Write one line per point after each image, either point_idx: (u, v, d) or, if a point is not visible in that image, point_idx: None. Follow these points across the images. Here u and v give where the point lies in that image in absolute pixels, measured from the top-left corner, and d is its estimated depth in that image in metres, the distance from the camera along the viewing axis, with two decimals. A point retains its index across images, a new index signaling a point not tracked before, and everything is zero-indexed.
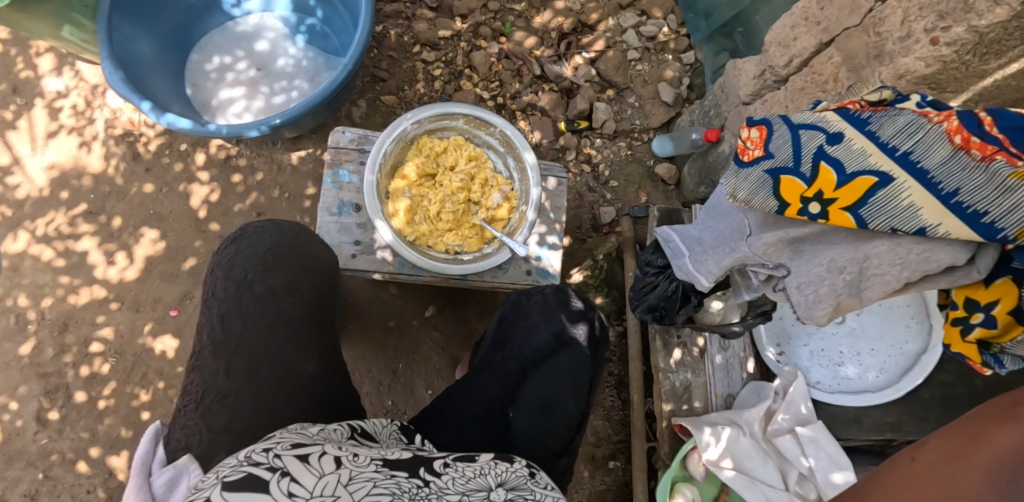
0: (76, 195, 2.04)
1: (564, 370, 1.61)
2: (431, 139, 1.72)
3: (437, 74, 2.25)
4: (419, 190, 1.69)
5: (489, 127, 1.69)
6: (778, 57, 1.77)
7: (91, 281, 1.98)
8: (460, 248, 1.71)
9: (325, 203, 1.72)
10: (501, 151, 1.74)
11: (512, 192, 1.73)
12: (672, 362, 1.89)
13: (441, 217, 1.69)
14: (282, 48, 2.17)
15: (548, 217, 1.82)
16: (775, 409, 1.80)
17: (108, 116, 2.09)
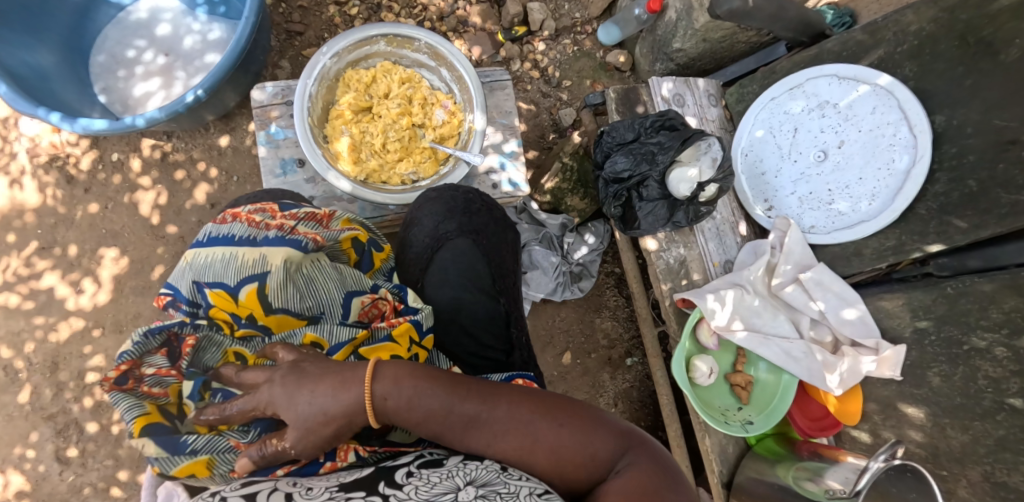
0: (23, 234, 1.96)
1: (464, 250, 1.32)
2: (356, 71, 1.56)
3: (355, 13, 2.10)
4: (357, 127, 1.54)
5: (412, 42, 1.55)
6: None
7: (66, 315, 1.93)
8: (416, 176, 1.59)
9: (266, 166, 1.60)
10: (433, 66, 1.60)
11: (455, 105, 1.60)
12: (660, 241, 1.80)
13: (388, 149, 1.56)
14: (184, 26, 2.02)
15: (500, 124, 1.72)
16: (775, 263, 1.74)
17: (28, 145, 1.97)
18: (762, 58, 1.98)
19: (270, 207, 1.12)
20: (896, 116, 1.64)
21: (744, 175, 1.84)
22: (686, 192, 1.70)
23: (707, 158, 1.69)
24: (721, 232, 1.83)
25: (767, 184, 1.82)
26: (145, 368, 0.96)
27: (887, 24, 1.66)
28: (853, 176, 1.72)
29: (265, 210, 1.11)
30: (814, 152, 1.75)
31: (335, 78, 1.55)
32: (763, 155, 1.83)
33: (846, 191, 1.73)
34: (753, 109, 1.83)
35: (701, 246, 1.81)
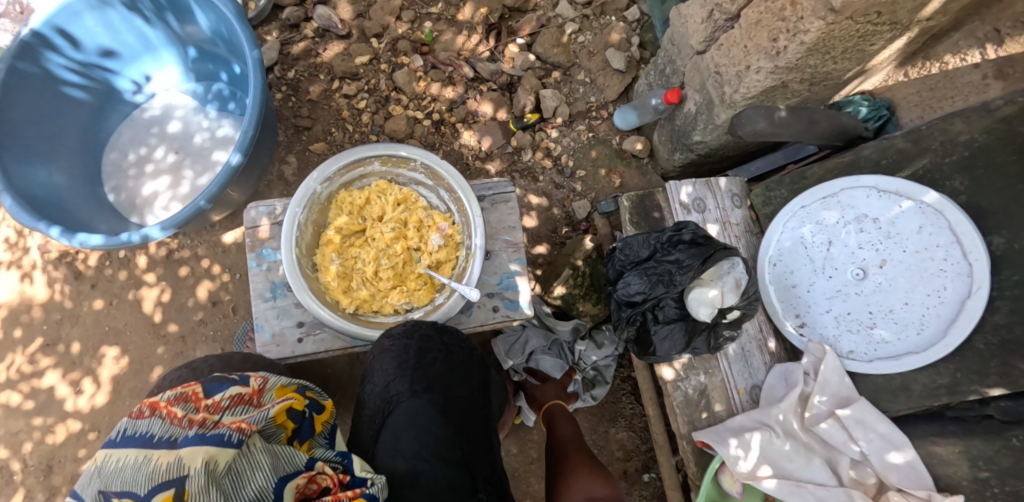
0: (29, 330, 1.95)
1: (419, 408, 1.21)
2: (349, 192, 1.49)
3: (363, 105, 2.06)
4: (349, 253, 1.48)
5: (409, 162, 1.49)
6: None
7: (65, 416, 1.90)
8: (410, 305, 1.50)
9: (256, 289, 1.55)
10: (431, 185, 1.52)
11: (454, 227, 1.51)
12: (678, 368, 1.64)
13: (380, 277, 1.48)
14: (195, 122, 2.01)
15: (502, 240, 1.63)
16: (809, 393, 1.55)
17: (41, 241, 1.98)
18: (790, 154, 1.79)
19: (193, 394, 1.08)
20: (948, 236, 1.45)
21: (772, 289, 1.65)
22: (707, 315, 1.54)
23: (730, 278, 1.55)
24: (747, 355, 1.65)
25: (801, 299, 1.63)
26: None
27: (933, 130, 1.47)
28: (898, 300, 1.52)
29: (187, 398, 1.07)
30: (853, 269, 1.56)
31: (328, 202, 1.49)
32: (793, 267, 1.64)
33: (890, 316, 1.53)
34: (781, 216, 1.65)
35: (724, 371, 1.64)
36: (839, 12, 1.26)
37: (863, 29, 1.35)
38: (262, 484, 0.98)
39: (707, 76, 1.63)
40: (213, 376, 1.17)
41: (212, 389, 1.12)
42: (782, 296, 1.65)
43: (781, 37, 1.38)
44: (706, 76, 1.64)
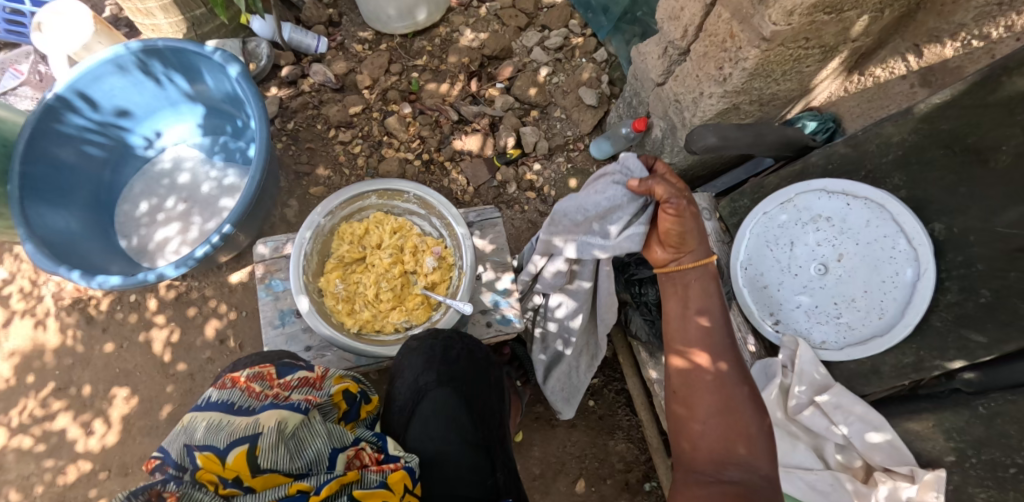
0: (41, 375, 2.03)
1: (446, 398, 1.28)
2: (349, 224, 1.53)
3: (358, 150, 2.23)
4: (351, 278, 1.53)
5: (402, 194, 1.52)
6: (673, 31, 1.67)
7: (75, 457, 1.95)
8: (410, 323, 1.53)
9: (266, 318, 1.61)
10: (424, 213, 1.56)
11: (447, 250, 1.55)
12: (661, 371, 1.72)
13: (381, 298, 1.53)
14: (203, 173, 2.17)
15: (494, 261, 1.67)
16: (789, 385, 1.62)
17: (55, 289, 2.10)
18: (751, 169, 1.98)
19: (268, 373, 1.15)
20: (892, 226, 1.58)
21: (746, 290, 1.74)
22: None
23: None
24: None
25: (773, 296, 1.72)
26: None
27: (869, 136, 1.63)
28: (858, 289, 1.63)
29: (263, 376, 1.14)
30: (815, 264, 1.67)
31: (330, 233, 1.52)
32: (763, 268, 1.74)
33: (852, 305, 1.64)
34: (747, 224, 1.76)
35: None
36: (771, 41, 1.43)
37: (796, 53, 1.54)
38: (320, 453, 1.04)
39: (668, 105, 1.82)
40: (285, 362, 1.25)
41: (283, 371, 1.19)
42: (757, 295, 1.73)
43: (725, 66, 1.56)
44: (668, 104, 1.83)
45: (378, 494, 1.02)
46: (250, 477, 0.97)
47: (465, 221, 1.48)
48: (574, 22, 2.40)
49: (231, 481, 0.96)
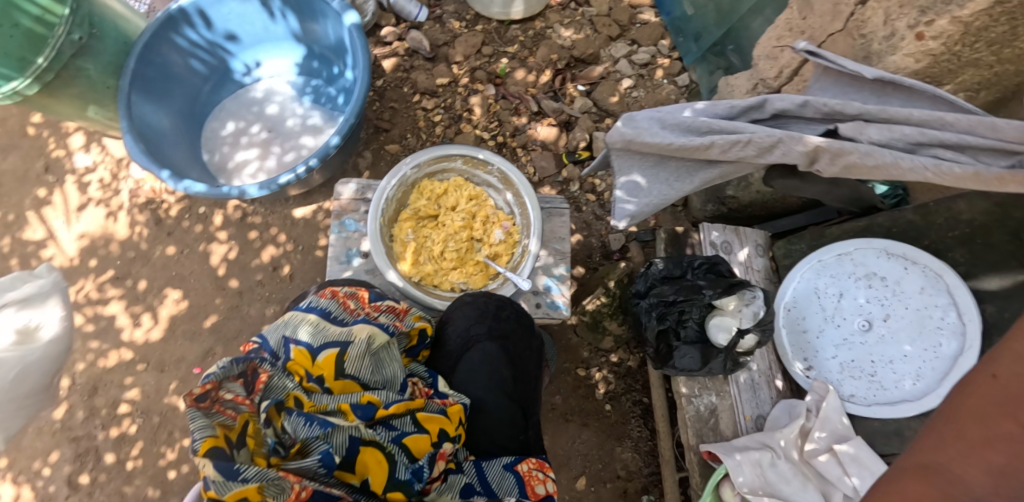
0: (104, 262, 2.16)
1: (491, 353, 1.32)
2: (431, 181, 1.62)
3: (438, 119, 2.34)
4: (422, 232, 1.60)
5: (485, 165, 1.57)
6: (767, 70, 1.68)
7: (119, 344, 2.06)
8: (466, 287, 1.59)
9: (333, 253, 1.62)
10: (501, 188, 1.61)
11: (514, 227, 1.61)
12: (693, 384, 1.66)
13: (446, 257, 1.59)
14: (290, 109, 2.29)
15: (552, 246, 1.67)
16: (809, 428, 1.54)
17: (132, 186, 2.22)
18: (812, 218, 2.05)
19: (362, 295, 1.23)
20: (948, 299, 1.56)
21: (782, 331, 1.67)
22: (725, 341, 1.59)
23: (748, 312, 1.60)
24: (756, 387, 1.66)
25: (808, 341, 1.65)
26: (224, 392, 0.95)
27: (939, 208, 1.69)
28: (898, 352, 1.58)
29: (357, 296, 1.22)
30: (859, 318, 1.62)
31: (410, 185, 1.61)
32: (806, 313, 1.67)
33: (889, 366, 1.58)
34: (799, 266, 1.70)
35: (734, 398, 1.66)
36: None
37: None
38: (395, 376, 1.11)
39: None
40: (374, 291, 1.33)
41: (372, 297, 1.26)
42: (796, 334, 1.66)
43: None
44: None
45: (437, 420, 1.05)
46: (333, 377, 1.04)
47: (539, 203, 1.51)
48: (664, 42, 2.50)
49: (318, 376, 1.04)
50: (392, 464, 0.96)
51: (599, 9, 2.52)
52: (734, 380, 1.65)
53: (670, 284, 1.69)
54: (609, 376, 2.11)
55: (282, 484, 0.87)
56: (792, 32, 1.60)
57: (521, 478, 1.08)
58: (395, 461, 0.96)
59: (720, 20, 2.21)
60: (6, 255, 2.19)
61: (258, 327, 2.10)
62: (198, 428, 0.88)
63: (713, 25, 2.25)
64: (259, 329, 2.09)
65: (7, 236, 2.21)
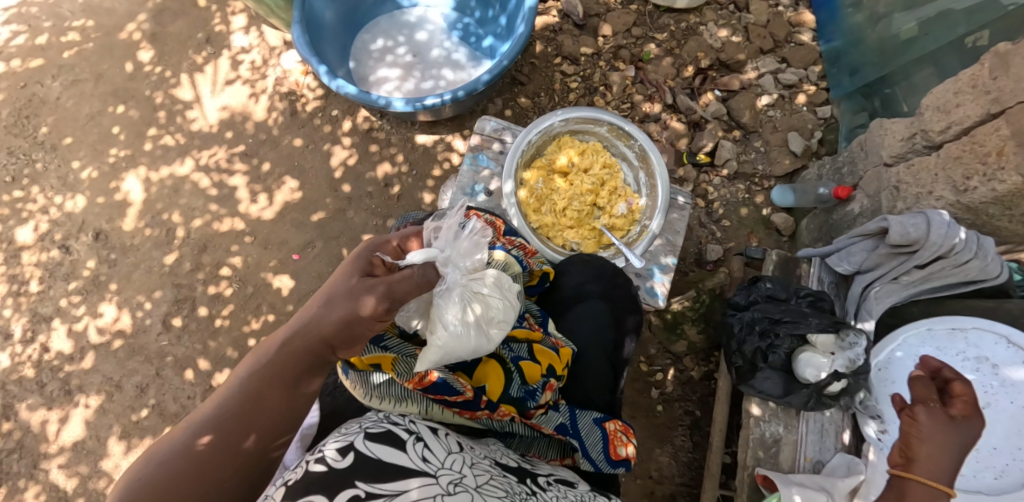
0: (238, 136, 2.30)
1: (600, 310, 1.43)
2: (572, 139, 1.75)
3: (573, 86, 2.39)
4: (551, 183, 1.75)
5: (629, 140, 1.69)
6: (935, 122, 1.68)
7: (234, 214, 2.23)
8: (577, 246, 1.75)
9: (461, 182, 1.78)
10: (635, 165, 1.73)
11: (638, 205, 1.73)
12: (765, 409, 1.73)
13: (566, 213, 1.74)
14: (438, 40, 2.36)
15: (667, 238, 1.77)
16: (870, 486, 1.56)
17: (279, 75, 2.34)
18: None
19: (498, 227, 1.46)
20: None
21: (868, 390, 1.67)
22: (812, 376, 1.64)
23: (844, 355, 1.63)
24: (823, 430, 1.70)
25: (890, 405, 1.63)
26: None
27: None
28: (988, 443, 1.53)
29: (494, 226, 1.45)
30: None
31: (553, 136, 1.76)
32: (896, 376, 1.65)
33: (974, 454, 1.54)
34: (904, 330, 1.68)
35: (800, 434, 1.70)
36: None
37: None
38: (517, 306, 1.29)
39: (885, 187, 1.84)
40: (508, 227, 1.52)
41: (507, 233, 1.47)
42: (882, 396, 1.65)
43: (975, 177, 1.58)
44: (884, 186, 1.85)
45: (547, 354, 1.25)
46: None
47: (670, 190, 1.62)
48: (815, 68, 2.41)
49: None
50: (508, 380, 1.16)
51: (757, 18, 2.43)
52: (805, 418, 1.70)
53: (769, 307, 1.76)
54: (671, 379, 2.11)
55: (414, 367, 1.08)
56: (975, 90, 1.58)
57: (607, 435, 1.24)
58: (512, 379, 1.16)
59: (885, 57, 2.16)
60: (156, 108, 2.34)
61: (357, 234, 2.21)
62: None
63: (876, 60, 2.19)
64: (358, 236, 2.21)
65: (161, 91, 2.35)
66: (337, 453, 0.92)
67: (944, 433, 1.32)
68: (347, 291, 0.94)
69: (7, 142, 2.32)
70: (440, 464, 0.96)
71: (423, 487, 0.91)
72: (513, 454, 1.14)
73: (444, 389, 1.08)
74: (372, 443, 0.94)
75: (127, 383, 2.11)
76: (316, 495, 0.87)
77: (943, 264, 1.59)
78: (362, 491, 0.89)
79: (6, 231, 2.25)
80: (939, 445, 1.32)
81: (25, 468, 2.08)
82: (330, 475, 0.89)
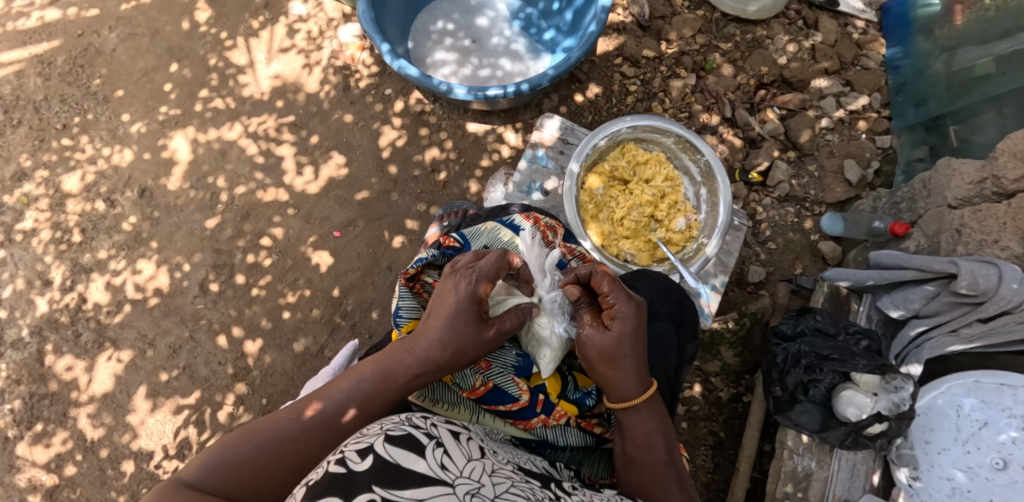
0: (289, 106, 2.28)
1: (665, 331, 1.41)
2: (637, 147, 1.78)
3: (632, 90, 2.35)
4: (610, 190, 1.77)
5: (696, 154, 1.71)
6: (1009, 168, 1.65)
7: (279, 185, 2.22)
8: (631, 257, 1.75)
9: (518, 180, 1.87)
10: (697, 181, 1.75)
11: (696, 221, 1.75)
12: (801, 442, 1.74)
13: (623, 223, 1.75)
14: (499, 28, 2.31)
15: (720, 261, 1.82)
16: None
17: (336, 48, 2.30)
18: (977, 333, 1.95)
19: (556, 232, 1.47)
20: None
21: (905, 436, 1.66)
22: (853, 416, 1.64)
23: (888, 398, 1.63)
24: (855, 471, 1.70)
25: (925, 453, 1.63)
26: (426, 277, 1.28)
27: None
28: None
29: (553, 231, 1.46)
30: (994, 454, 1.53)
31: (617, 142, 1.78)
32: (936, 425, 1.64)
33: None
34: (949, 378, 1.65)
35: (832, 471, 1.71)
36: None
37: None
38: None
39: (946, 228, 1.77)
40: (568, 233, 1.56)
41: (567, 238, 1.51)
42: (919, 440, 1.65)
43: None
44: (945, 227, 1.77)
45: None
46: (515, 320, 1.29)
47: (732, 211, 1.64)
48: (879, 95, 2.29)
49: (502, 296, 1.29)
50: (563, 383, 1.22)
51: (825, 37, 2.34)
52: (839, 455, 1.70)
53: (814, 343, 1.76)
54: (699, 397, 2.09)
55: (466, 378, 1.14)
56: None
57: None
58: (568, 381, 1.23)
59: (955, 91, 2.10)
60: (209, 70, 2.32)
61: (400, 218, 2.19)
62: (406, 309, 1.23)
63: (944, 93, 2.13)
64: (401, 220, 2.19)
65: (216, 53, 2.33)
66: (356, 455, 0.87)
67: (618, 343, 1.11)
68: (480, 327, 1.08)
69: (59, 90, 2.31)
70: (459, 473, 0.88)
71: (440, 495, 0.83)
72: (539, 462, 1.06)
73: (500, 399, 1.14)
74: (391, 447, 0.88)
75: (160, 342, 2.14)
76: (332, 496, 0.81)
77: (1006, 319, 1.58)
78: (379, 495, 0.81)
79: (52, 178, 2.26)
80: (623, 357, 1.10)
81: (55, 415, 2.11)
82: (347, 476, 0.84)
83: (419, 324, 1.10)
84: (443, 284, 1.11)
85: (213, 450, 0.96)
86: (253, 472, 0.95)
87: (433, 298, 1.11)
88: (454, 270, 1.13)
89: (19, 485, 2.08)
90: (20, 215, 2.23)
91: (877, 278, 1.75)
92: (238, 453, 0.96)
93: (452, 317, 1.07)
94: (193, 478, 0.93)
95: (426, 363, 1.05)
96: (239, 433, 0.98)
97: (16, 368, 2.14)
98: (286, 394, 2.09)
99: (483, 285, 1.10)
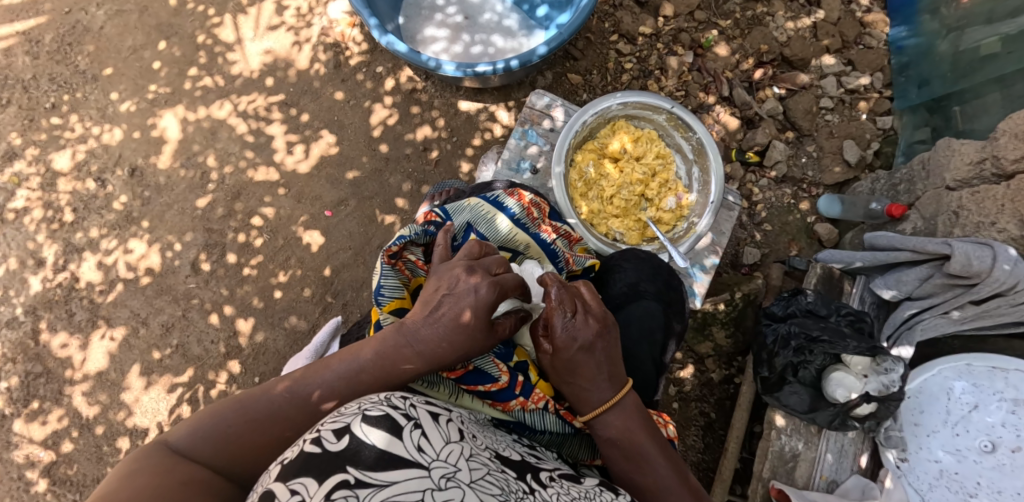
0: (279, 84, 2.25)
1: (651, 311, 1.39)
2: (628, 125, 1.75)
3: (627, 67, 2.32)
4: (600, 168, 1.75)
5: (687, 132, 1.68)
6: (1010, 149, 1.60)
7: (269, 163, 2.21)
8: (620, 236, 1.74)
9: (507, 157, 1.84)
10: (689, 159, 1.73)
11: (687, 200, 1.73)
12: (789, 422, 1.72)
13: (613, 202, 1.73)
14: (491, 4, 2.26)
15: (712, 239, 1.80)
16: None
17: (325, 24, 2.26)
18: None
19: (543, 208, 1.46)
20: None
21: (895, 418, 1.64)
22: (842, 397, 1.61)
23: (878, 380, 1.61)
24: (842, 452, 1.69)
25: (915, 437, 1.62)
26: (408, 255, 1.27)
27: None
28: (1011, 487, 1.49)
29: (539, 208, 1.45)
30: (981, 438, 1.54)
31: (608, 119, 1.75)
32: (926, 408, 1.62)
33: (994, 495, 1.50)
34: (940, 360, 1.62)
35: (820, 452, 1.69)
36: None
37: None
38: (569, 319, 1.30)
39: (944, 210, 1.74)
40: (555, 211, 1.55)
41: (553, 217, 1.50)
42: (911, 425, 1.63)
43: None
44: (943, 209, 1.75)
45: None
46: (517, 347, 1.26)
47: (724, 189, 1.62)
48: (881, 75, 2.26)
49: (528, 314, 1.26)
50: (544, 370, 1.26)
51: (827, 14, 2.28)
52: (826, 436, 1.68)
53: (806, 324, 1.74)
54: (690, 378, 2.10)
55: None
56: None
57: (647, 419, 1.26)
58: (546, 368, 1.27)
59: (959, 72, 2.02)
60: (197, 48, 2.29)
61: (391, 198, 2.18)
62: (388, 287, 1.20)
63: (949, 74, 2.06)
64: (392, 199, 2.18)
65: (204, 30, 2.30)
66: (332, 435, 0.86)
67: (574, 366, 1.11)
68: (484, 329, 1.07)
69: (48, 68, 2.29)
70: (435, 456, 0.87)
71: (415, 478, 0.83)
72: (518, 448, 1.06)
73: (480, 381, 1.13)
74: (369, 426, 0.86)
75: (152, 321, 2.15)
76: (306, 477, 0.81)
77: (1000, 302, 1.56)
78: (351, 476, 0.81)
79: (42, 156, 2.25)
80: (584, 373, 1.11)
81: (51, 393, 2.14)
82: (322, 457, 0.83)
83: (421, 308, 1.08)
84: (458, 278, 1.09)
85: (204, 418, 0.97)
86: (244, 444, 0.96)
87: (443, 290, 1.09)
88: (471, 266, 1.11)
89: (16, 461, 2.11)
90: (12, 194, 2.24)
91: (872, 259, 1.76)
92: (228, 426, 0.97)
93: (463, 321, 1.05)
94: (182, 445, 0.94)
95: (431, 360, 1.05)
96: (229, 403, 0.99)
97: (11, 347, 2.16)
98: (278, 372, 2.10)
99: (497, 292, 1.08)
